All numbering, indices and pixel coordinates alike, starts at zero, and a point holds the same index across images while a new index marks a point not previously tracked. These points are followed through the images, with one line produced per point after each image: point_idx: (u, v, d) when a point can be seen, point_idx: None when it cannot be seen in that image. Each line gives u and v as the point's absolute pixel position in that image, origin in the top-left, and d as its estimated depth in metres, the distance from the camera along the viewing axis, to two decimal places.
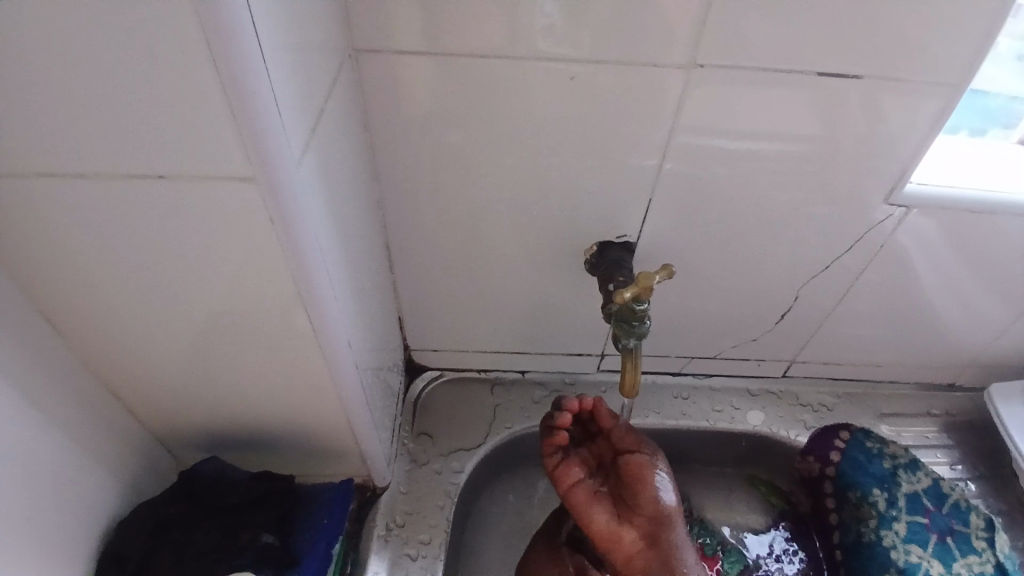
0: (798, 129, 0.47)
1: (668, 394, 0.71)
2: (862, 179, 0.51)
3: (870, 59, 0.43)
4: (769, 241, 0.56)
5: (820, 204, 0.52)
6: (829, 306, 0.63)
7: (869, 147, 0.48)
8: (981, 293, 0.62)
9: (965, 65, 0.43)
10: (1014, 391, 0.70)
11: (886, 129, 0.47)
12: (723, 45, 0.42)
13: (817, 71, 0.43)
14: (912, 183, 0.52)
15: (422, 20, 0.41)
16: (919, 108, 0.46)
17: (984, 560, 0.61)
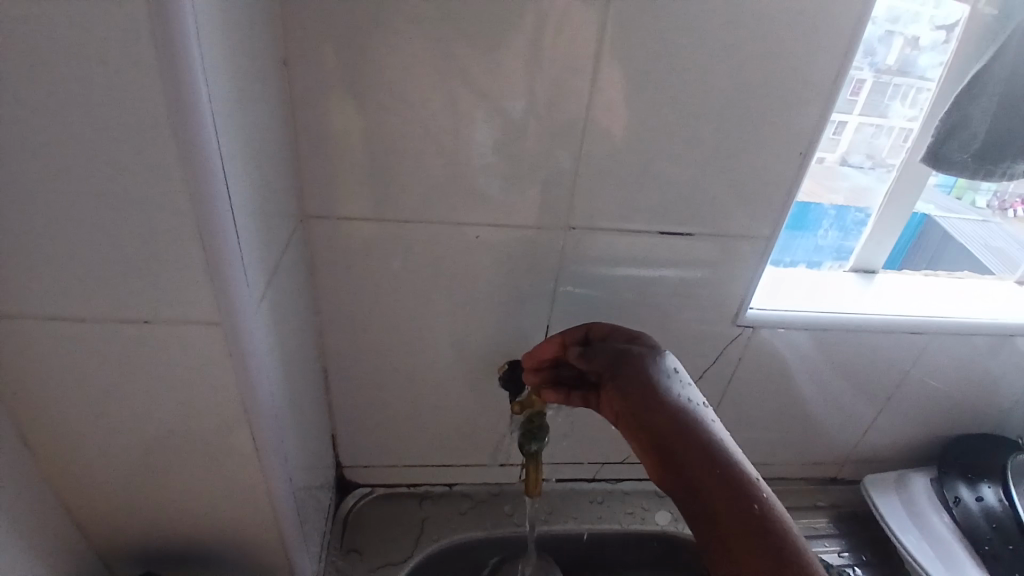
0: (658, 268, 0.60)
1: (585, 497, 0.75)
2: (717, 304, 0.63)
3: (699, 222, 0.58)
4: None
5: (686, 324, 0.65)
6: (711, 409, 0.73)
7: (715, 282, 0.62)
8: (838, 393, 0.74)
9: (770, 222, 0.59)
10: (889, 483, 0.75)
11: (724, 266, 0.61)
12: (589, 212, 0.56)
13: (660, 231, 0.58)
14: (755, 308, 0.66)
15: (361, 193, 0.53)
16: (747, 251, 0.60)
17: None
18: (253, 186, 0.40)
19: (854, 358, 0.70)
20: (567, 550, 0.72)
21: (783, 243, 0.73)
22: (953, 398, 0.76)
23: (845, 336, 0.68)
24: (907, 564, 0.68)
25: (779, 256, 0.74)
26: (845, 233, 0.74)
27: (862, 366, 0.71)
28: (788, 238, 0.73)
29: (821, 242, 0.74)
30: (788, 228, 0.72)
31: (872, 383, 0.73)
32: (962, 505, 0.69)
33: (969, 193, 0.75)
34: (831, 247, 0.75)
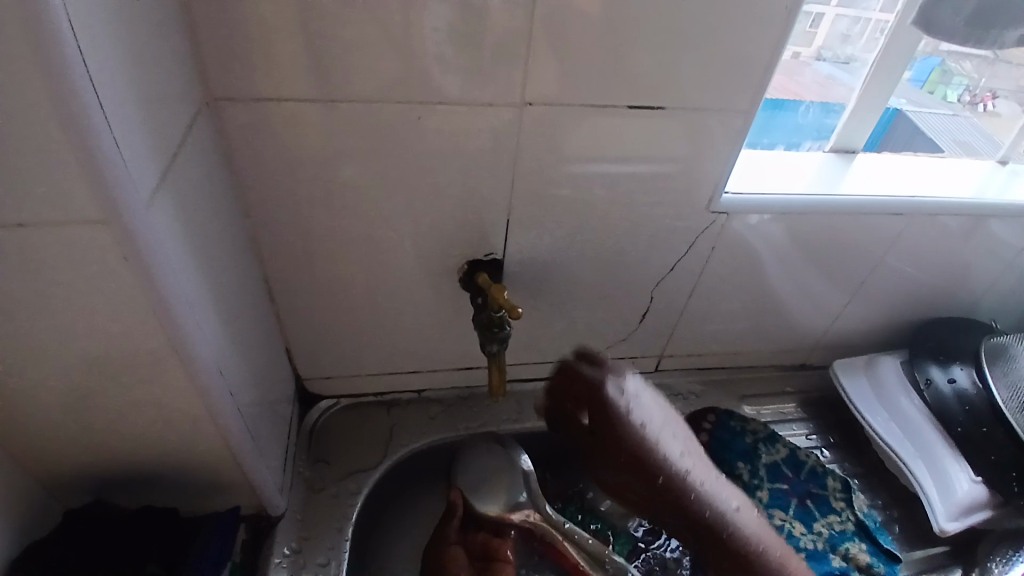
0: (625, 152, 0.54)
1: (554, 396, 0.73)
2: (689, 188, 0.58)
3: (671, 95, 0.51)
4: (621, 253, 0.62)
5: (656, 213, 0.60)
6: (682, 304, 0.69)
7: (688, 163, 0.56)
8: (814, 280, 0.71)
9: (750, 94, 0.53)
10: (858, 366, 0.74)
11: (699, 146, 0.55)
12: (546, 88, 0.49)
13: (628, 106, 0.51)
14: (730, 193, 0.61)
15: (279, 73, 0.45)
16: (723, 131, 0.55)
17: (844, 518, 0.64)
18: (129, 58, 0.33)
19: (829, 243, 0.67)
20: (538, 446, 0.71)
21: (762, 125, 0.68)
22: (926, 282, 0.75)
23: (820, 218, 0.64)
24: (876, 447, 0.69)
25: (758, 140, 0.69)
26: (827, 111, 0.69)
27: (838, 249, 0.68)
28: (767, 119, 0.68)
29: (802, 121, 0.69)
30: (767, 108, 0.67)
31: (846, 269, 0.71)
32: (933, 387, 0.68)
33: (942, 87, 0.74)
34: (812, 126, 0.70)
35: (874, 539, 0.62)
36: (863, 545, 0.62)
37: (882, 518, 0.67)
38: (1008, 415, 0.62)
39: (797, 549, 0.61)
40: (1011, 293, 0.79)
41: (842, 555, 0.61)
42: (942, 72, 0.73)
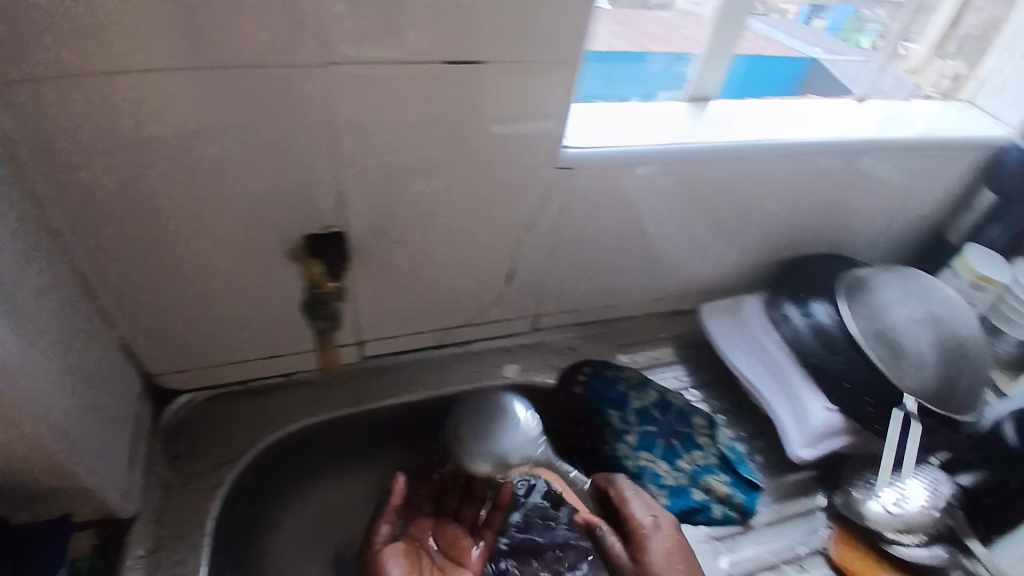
0: (454, 109, 0.51)
1: (434, 365, 0.72)
2: (529, 142, 0.56)
3: (490, 46, 0.49)
4: (469, 216, 0.60)
5: (499, 175, 0.57)
6: (546, 263, 0.68)
7: (523, 114, 0.54)
8: (677, 228, 0.71)
9: (574, 42, 0.50)
10: (725, 307, 0.77)
11: (531, 101, 0.53)
12: (349, 43, 0.46)
13: (444, 61, 0.48)
14: (575, 146, 0.59)
15: (36, 43, 0.40)
16: (555, 81, 0.52)
17: (707, 453, 0.67)
18: None
19: (683, 191, 0.67)
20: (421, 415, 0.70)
21: (604, 74, 0.67)
22: (787, 219, 0.76)
23: (673, 167, 0.64)
24: (744, 386, 0.72)
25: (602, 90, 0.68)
26: (676, 58, 0.69)
27: (688, 198, 0.68)
28: (605, 68, 0.67)
29: (653, 71, 0.69)
30: (604, 58, 0.66)
31: (708, 215, 0.72)
32: (789, 324, 0.70)
33: (855, 35, 0.81)
34: (664, 76, 0.70)
35: (733, 471, 0.66)
36: (722, 476, 0.65)
37: (744, 450, 0.70)
38: (864, 344, 0.66)
39: (660, 488, 0.64)
40: (870, 224, 0.82)
41: (703, 489, 0.64)
42: (857, 20, 0.81)
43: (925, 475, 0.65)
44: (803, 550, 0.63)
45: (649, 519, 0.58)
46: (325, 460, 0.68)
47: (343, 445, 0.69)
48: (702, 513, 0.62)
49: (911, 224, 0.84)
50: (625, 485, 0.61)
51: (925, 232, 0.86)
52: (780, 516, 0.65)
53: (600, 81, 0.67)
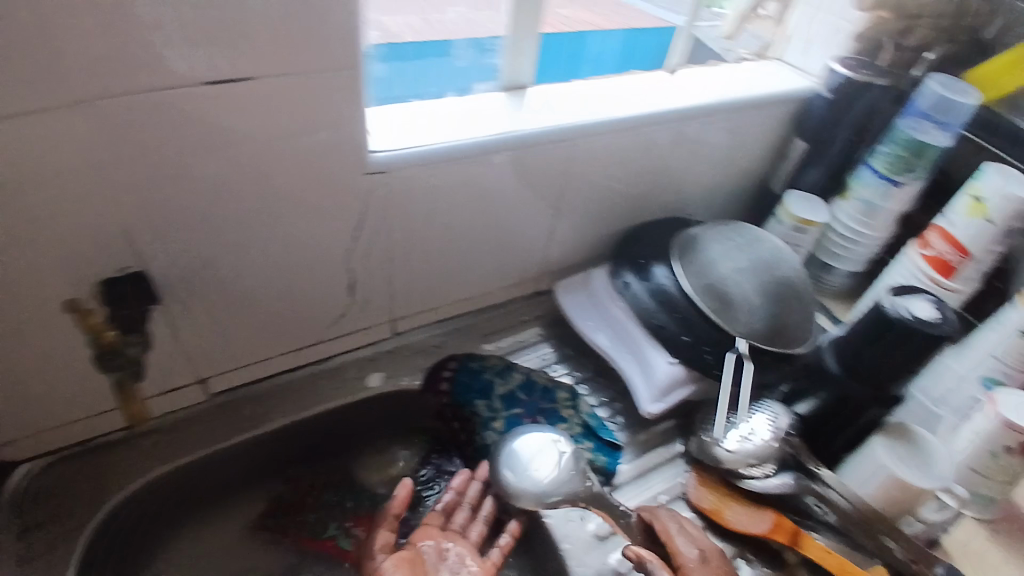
0: (232, 132, 0.51)
1: (291, 389, 0.73)
2: (329, 152, 0.56)
3: (251, 62, 0.48)
4: (286, 234, 0.60)
5: (306, 189, 0.57)
6: (385, 268, 0.68)
7: (311, 124, 0.53)
8: (512, 216, 0.73)
9: (342, 47, 0.50)
10: (579, 283, 0.81)
11: (315, 111, 0.53)
12: (91, 81, 0.44)
13: (202, 82, 0.47)
14: (379, 149, 0.58)
15: None
16: (332, 91, 0.52)
17: (572, 425, 0.71)
18: None
19: (507, 180, 0.69)
20: (291, 444, 0.72)
21: (402, 73, 0.65)
22: (618, 191, 0.80)
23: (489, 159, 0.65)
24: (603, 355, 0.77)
25: (403, 90, 0.65)
26: (479, 50, 0.70)
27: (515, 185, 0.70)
28: (402, 67, 0.65)
29: (459, 64, 0.69)
30: (398, 56, 0.65)
31: (538, 199, 0.74)
32: (630, 290, 0.75)
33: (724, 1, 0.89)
34: (473, 67, 0.70)
35: (596, 437, 0.70)
36: (588, 443, 0.69)
37: (606, 414, 0.74)
38: (697, 299, 0.71)
39: None
40: (704, 182, 0.87)
41: None
42: None
43: (766, 411, 0.69)
44: (665, 497, 0.68)
45: (692, 553, 0.59)
46: (191, 504, 0.68)
47: (207, 485, 0.69)
48: None
49: (742, 178, 0.90)
50: (668, 519, 0.62)
51: (757, 183, 0.92)
52: (644, 469, 0.70)
53: (405, 81, 0.66)
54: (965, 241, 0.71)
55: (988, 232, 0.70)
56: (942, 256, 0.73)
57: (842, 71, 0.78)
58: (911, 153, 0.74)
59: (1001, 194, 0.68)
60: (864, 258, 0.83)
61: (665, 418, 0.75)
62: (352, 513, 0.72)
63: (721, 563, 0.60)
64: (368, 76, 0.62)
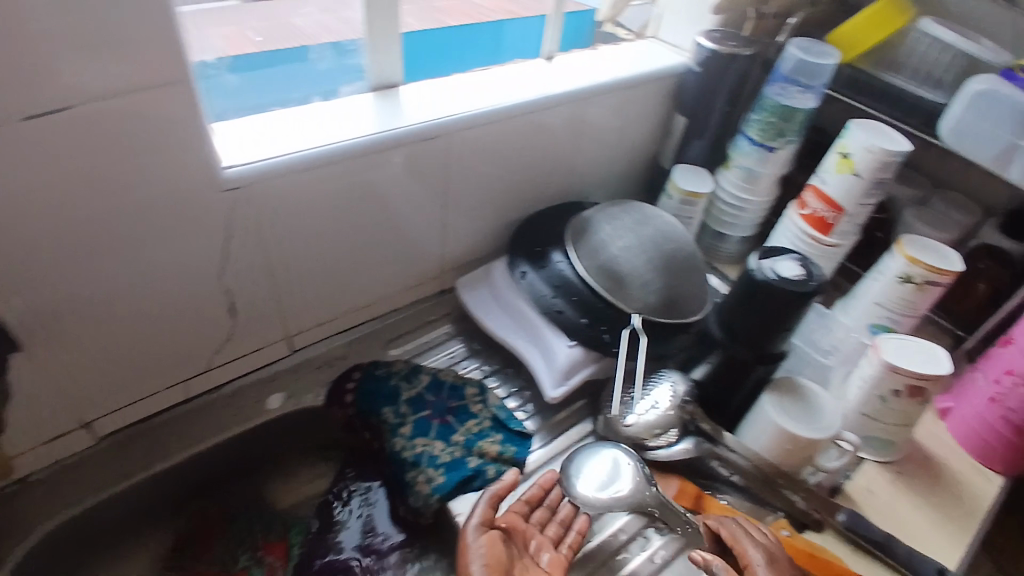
0: (59, 159, 0.48)
1: (191, 420, 0.70)
2: (182, 172, 0.54)
3: (72, 89, 0.45)
4: (147, 259, 0.57)
5: (164, 211, 0.55)
6: (268, 284, 0.66)
7: (155, 146, 0.51)
8: (400, 218, 0.73)
9: (174, 64, 0.49)
10: (478, 278, 0.81)
11: (159, 133, 0.51)
12: None
13: (18, 116, 0.44)
14: (231, 165, 0.56)
15: None
16: (169, 109, 0.50)
17: (481, 420, 0.71)
18: None
19: (384, 181, 0.68)
20: (199, 475, 0.70)
21: (259, 82, 0.64)
22: (509, 182, 0.80)
23: (356, 163, 0.64)
24: (503, 345, 0.77)
25: (261, 98, 0.64)
26: (339, 54, 0.68)
27: (396, 187, 0.69)
28: (257, 76, 0.64)
29: (320, 68, 0.68)
30: (251, 65, 0.63)
31: (423, 197, 0.73)
32: (525, 280, 0.75)
33: None
34: (336, 71, 0.69)
35: (505, 429, 0.70)
36: (498, 436, 0.69)
37: (517, 403, 0.74)
38: (591, 281, 0.71)
39: (436, 467, 0.66)
40: (595, 164, 0.88)
41: (478, 454, 0.67)
42: None
43: (665, 380, 0.71)
44: None
45: (760, 554, 0.56)
46: (91, 553, 0.65)
47: (109, 530, 0.66)
48: (477, 479, 0.65)
49: (633, 155, 0.92)
50: (734, 524, 0.59)
51: (649, 158, 0.94)
52: (555, 453, 0.70)
53: (257, 88, 0.64)
54: (836, 197, 0.72)
55: (857, 186, 0.70)
56: (818, 214, 0.74)
57: (708, 45, 0.79)
58: (781, 118, 0.77)
59: (864, 148, 0.68)
60: (753, 223, 0.87)
61: (578, 398, 0.76)
62: (263, 539, 0.70)
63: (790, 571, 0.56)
64: (218, 88, 0.61)
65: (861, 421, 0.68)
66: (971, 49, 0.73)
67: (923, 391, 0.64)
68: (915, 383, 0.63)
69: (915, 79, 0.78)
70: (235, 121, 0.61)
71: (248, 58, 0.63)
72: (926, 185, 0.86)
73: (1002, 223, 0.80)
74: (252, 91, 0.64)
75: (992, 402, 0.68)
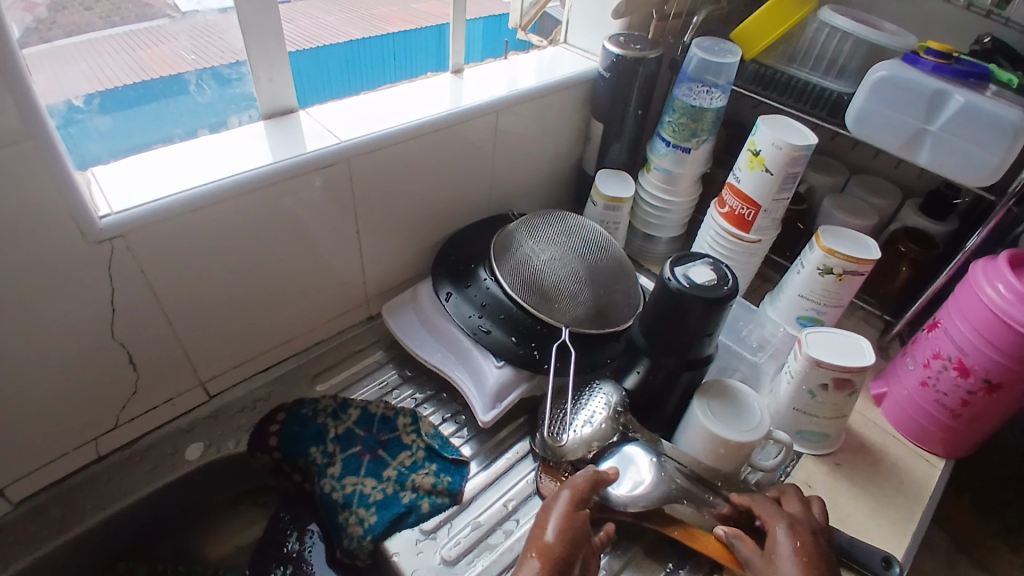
0: None
1: (105, 480, 0.65)
2: (56, 225, 0.50)
3: None
4: (25, 321, 0.52)
5: (39, 266, 0.51)
6: (173, 329, 0.63)
7: (21, 201, 0.48)
8: (316, 247, 0.70)
9: (31, 113, 0.45)
10: (404, 302, 0.79)
11: (25, 187, 0.47)
12: None
13: None
14: (111, 214, 0.53)
15: None
16: (28, 160, 0.47)
17: (415, 450, 0.69)
18: None
19: (288, 214, 0.65)
20: (120, 539, 0.65)
21: (134, 121, 0.61)
22: (429, 202, 0.78)
23: (254, 198, 0.61)
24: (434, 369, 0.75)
25: (141, 137, 0.62)
26: (221, 83, 0.66)
27: (306, 217, 0.66)
28: (132, 114, 0.61)
29: (202, 101, 0.65)
30: (125, 103, 0.60)
31: (336, 225, 0.70)
32: (451, 301, 0.74)
33: None
34: (219, 102, 0.66)
35: (440, 457, 0.68)
36: (432, 465, 0.67)
37: (453, 428, 0.72)
38: (518, 298, 0.70)
39: (367, 507, 0.63)
40: (517, 176, 0.87)
41: (411, 488, 0.65)
42: None
43: (597, 393, 0.69)
44: (515, 503, 0.65)
45: (784, 519, 0.56)
46: None
47: None
48: (410, 514, 0.63)
49: (557, 162, 0.91)
50: (766, 498, 0.59)
51: (574, 164, 0.94)
52: (493, 478, 0.68)
53: (131, 125, 0.61)
54: (750, 194, 0.73)
55: (769, 182, 0.71)
56: (736, 211, 0.75)
57: (613, 49, 0.79)
58: (690, 119, 0.78)
59: (771, 143, 0.68)
60: (681, 222, 0.87)
61: (517, 416, 0.74)
62: None
63: (816, 540, 0.55)
64: (86, 132, 0.58)
65: (796, 417, 0.69)
66: (868, 36, 0.73)
67: (849, 382, 0.64)
68: (842, 376, 0.64)
69: (819, 69, 0.80)
70: (115, 163, 0.58)
71: (118, 95, 0.59)
72: (844, 171, 0.88)
73: (919, 204, 0.81)
74: (124, 132, 0.60)
75: (923, 385, 0.69)
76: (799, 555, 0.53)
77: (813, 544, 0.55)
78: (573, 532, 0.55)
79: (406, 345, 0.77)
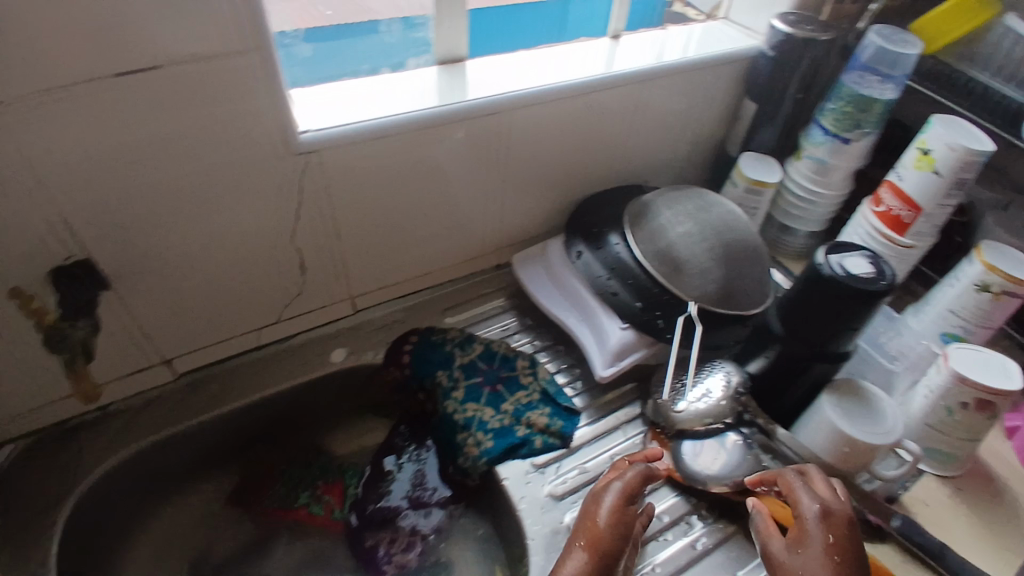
0: (155, 118, 0.51)
1: (259, 367, 0.74)
2: (259, 135, 0.56)
3: (160, 49, 0.48)
4: (222, 216, 0.60)
5: (241, 169, 0.58)
6: (332, 245, 0.69)
7: (236, 109, 0.54)
8: (465, 189, 0.74)
9: (257, 31, 0.51)
10: (536, 254, 0.82)
11: (242, 97, 0.54)
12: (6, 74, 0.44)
13: (113, 74, 0.48)
14: (310, 130, 0.59)
15: None
16: (246, 74, 0.53)
17: (531, 391, 0.72)
18: None
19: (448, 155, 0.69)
20: (265, 421, 0.74)
21: (331, 53, 0.67)
22: (571, 162, 0.80)
23: (425, 134, 0.65)
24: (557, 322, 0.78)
25: (334, 67, 0.67)
26: (408, 26, 0.70)
27: (461, 158, 0.70)
28: (330, 46, 0.67)
29: (389, 41, 0.70)
30: (327, 35, 0.66)
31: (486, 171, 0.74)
32: (584, 259, 0.76)
33: None
34: (403, 44, 0.71)
35: (554, 403, 0.71)
36: (546, 408, 0.71)
37: (565, 379, 0.76)
38: (650, 265, 0.71)
39: (485, 432, 0.68)
40: (658, 148, 0.87)
41: (526, 424, 0.69)
42: None
43: (719, 371, 0.70)
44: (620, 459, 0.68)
45: (814, 506, 0.53)
46: (179, 477, 0.71)
47: (184, 463, 0.71)
48: (523, 447, 0.67)
49: (700, 141, 0.91)
50: (794, 476, 0.56)
51: (717, 144, 0.93)
52: (600, 432, 0.71)
53: (327, 54, 0.67)
54: (913, 195, 0.69)
55: (937, 185, 0.67)
56: (893, 212, 0.72)
57: (783, 27, 0.77)
58: (857, 108, 0.74)
59: (945, 145, 0.65)
60: (824, 217, 0.85)
61: (627, 381, 0.76)
62: (322, 481, 0.75)
63: (847, 530, 0.52)
64: (291, 57, 0.65)
65: (925, 432, 0.66)
66: None
67: (992, 406, 0.61)
68: (985, 398, 0.61)
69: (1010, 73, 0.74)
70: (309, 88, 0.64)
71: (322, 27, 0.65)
72: None
73: None
74: (320, 61, 0.66)
75: None
76: (830, 552, 0.51)
77: (847, 536, 0.52)
78: (625, 521, 0.56)
79: (532, 295, 0.80)
